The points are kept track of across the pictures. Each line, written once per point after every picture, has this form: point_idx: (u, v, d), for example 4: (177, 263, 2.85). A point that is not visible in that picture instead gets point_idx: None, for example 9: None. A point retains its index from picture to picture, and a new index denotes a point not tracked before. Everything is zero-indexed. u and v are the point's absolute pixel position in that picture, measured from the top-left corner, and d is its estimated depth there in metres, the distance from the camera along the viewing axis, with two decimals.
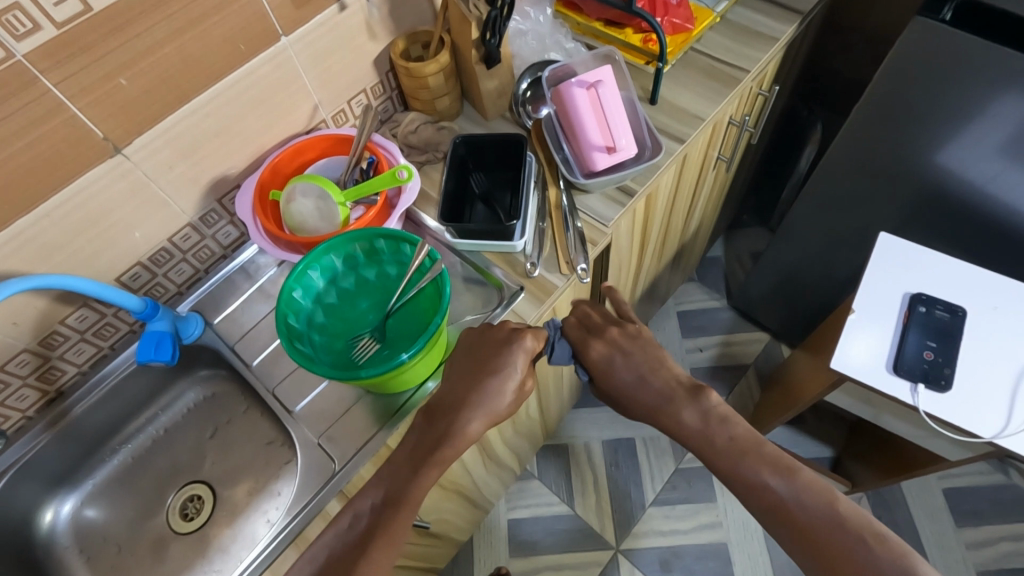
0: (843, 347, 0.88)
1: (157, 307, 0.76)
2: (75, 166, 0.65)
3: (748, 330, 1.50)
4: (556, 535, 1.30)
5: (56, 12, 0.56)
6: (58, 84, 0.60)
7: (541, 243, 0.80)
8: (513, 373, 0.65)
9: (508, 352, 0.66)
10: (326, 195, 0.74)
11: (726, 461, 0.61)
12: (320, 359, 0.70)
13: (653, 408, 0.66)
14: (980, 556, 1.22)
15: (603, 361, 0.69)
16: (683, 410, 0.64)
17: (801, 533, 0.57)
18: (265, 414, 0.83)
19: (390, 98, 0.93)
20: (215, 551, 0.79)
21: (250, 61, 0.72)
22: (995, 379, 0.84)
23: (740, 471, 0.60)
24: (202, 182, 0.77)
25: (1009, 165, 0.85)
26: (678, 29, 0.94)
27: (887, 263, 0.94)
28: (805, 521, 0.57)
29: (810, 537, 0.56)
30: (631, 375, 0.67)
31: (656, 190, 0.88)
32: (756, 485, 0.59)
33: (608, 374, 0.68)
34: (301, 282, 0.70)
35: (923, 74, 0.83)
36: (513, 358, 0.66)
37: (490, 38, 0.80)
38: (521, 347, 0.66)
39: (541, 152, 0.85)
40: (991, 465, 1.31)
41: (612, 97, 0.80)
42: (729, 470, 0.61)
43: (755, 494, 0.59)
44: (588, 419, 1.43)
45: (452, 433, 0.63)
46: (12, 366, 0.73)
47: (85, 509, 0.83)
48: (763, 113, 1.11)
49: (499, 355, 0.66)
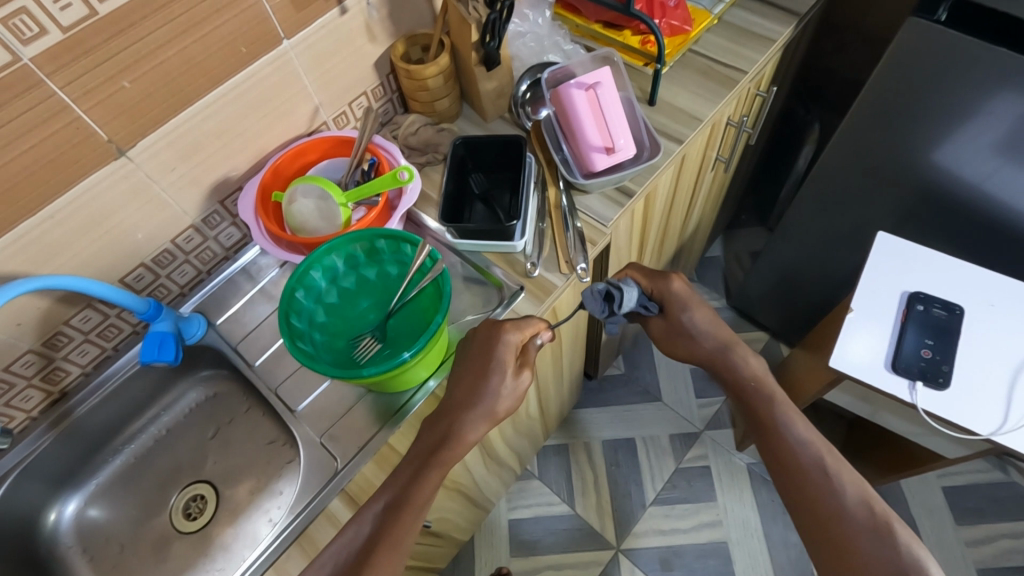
0: (841, 346, 0.89)
1: (160, 308, 0.77)
2: (80, 168, 0.66)
3: (747, 329, 1.51)
4: (557, 535, 1.31)
5: (61, 16, 0.57)
6: (62, 87, 0.60)
7: (541, 243, 0.80)
8: (509, 364, 0.65)
9: (499, 344, 0.65)
10: (327, 196, 0.75)
11: (772, 420, 0.69)
12: (322, 358, 0.70)
13: (715, 351, 0.73)
14: (979, 553, 1.22)
15: (683, 296, 0.73)
16: (748, 358, 0.72)
17: (811, 502, 0.64)
18: (267, 413, 0.84)
19: (391, 100, 0.93)
20: (217, 549, 0.80)
21: (251, 63, 0.73)
22: (992, 377, 0.84)
23: (782, 431, 0.69)
24: (204, 183, 0.78)
25: (1004, 164, 0.86)
26: (676, 31, 0.95)
27: (884, 262, 0.95)
28: (819, 491, 0.64)
29: (834, 508, 0.63)
30: (703, 313, 0.73)
31: (654, 190, 0.88)
32: (794, 447, 0.67)
33: (683, 309, 0.73)
34: (303, 282, 0.71)
35: (919, 75, 0.83)
36: (506, 350, 0.65)
37: (490, 40, 0.80)
38: (509, 338, 0.66)
39: (541, 152, 0.85)
40: (991, 462, 1.31)
41: (611, 98, 0.80)
42: (770, 429, 0.69)
43: (784, 457, 0.68)
44: (589, 419, 1.43)
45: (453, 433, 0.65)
46: (17, 367, 0.73)
47: (88, 509, 0.83)
48: (761, 113, 1.12)
49: (491, 349, 0.66)
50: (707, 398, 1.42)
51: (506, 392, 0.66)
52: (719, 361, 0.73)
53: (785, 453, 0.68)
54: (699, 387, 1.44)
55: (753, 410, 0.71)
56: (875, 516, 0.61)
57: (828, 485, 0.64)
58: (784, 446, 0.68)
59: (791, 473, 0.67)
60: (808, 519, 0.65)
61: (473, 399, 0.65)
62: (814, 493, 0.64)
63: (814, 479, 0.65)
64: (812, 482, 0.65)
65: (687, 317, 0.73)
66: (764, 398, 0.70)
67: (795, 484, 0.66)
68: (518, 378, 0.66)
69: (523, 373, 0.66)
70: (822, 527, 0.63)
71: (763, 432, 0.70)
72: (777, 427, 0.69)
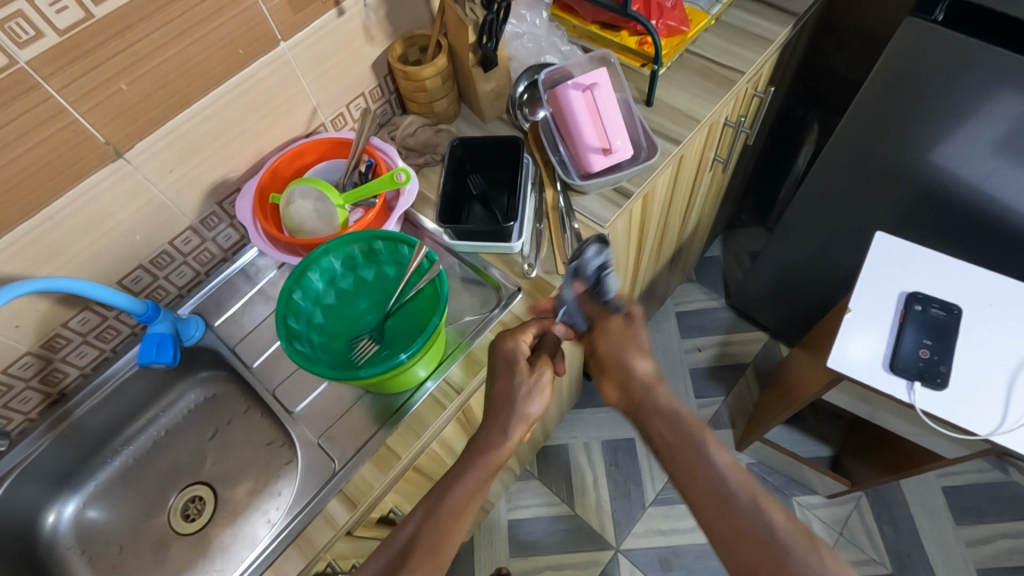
0: (839, 346, 0.89)
1: (157, 309, 0.77)
2: (77, 170, 0.66)
3: (747, 330, 1.51)
4: (556, 535, 1.31)
5: (58, 18, 0.57)
6: (60, 89, 0.61)
7: (539, 244, 0.80)
8: (521, 363, 0.66)
9: (507, 344, 0.67)
10: (324, 197, 0.75)
11: (693, 449, 0.58)
12: (320, 359, 0.71)
13: (651, 377, 0.63)
14: (979, 553, 1.22)
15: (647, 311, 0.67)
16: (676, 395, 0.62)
17: (743, 539, 0.53)
18: (266, 414, 0.84)
19: (388, 101, 0.93)
20: (216, 551, 0.80)
21: (249, 65, 0.73)
22: (991, 377, 0.84)
23: (702, 457, 0.57)
24: (202, 185, 0.78)
25: (1003, 163, 0.85)
26: (673, 32, 0.95)
27: (883, 261, 0.95)
28: (748, 522, 0.53)
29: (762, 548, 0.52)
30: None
31: (652, 191, 0.88)
32: (717, 479, 0.56)
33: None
34: (300, 283, 0.71)
35: (918, 75, 0.83)
36: (515, 348, 0.67)
37: (487, 41, 0.81)
38: (517, 338, 0.67)
39: (539, 153, 0.86)
40: (990, 462, 1.31)
41: (607, 98, 0.81)
42: (691, 461, 0.57)
43: (709, 491, 0.56)
44: (588, 419, 1.43)
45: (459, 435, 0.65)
46: (16, 368, 0.74)
47: (87, 510, 0.83)
48: (759, 113, 1.12)
49: (502, 350, 0.67)
50: (706, 398, 1.43)
51: (524, 392, 0.65)
52: (647, 396, 0.63)
53: (709, 486, 0.56)
54: (699, 388, 1.44)
55: (672, 442, 0.59)
56: (814, 545, 0.52)
57: (758, 515, 0.54)
58: (707, 476, 0.56)
59: (721, 508, 0.55)
60: (740, 564, 0.53)
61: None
62: (742, 525, 0.53)
63: (745, 513, 0.54)
64: (743, 513, 0.54)
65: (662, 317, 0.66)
66: (688, 421, 0.59)
67: (724, 522, 0.54)
68: (534, 375, 0.66)
69: (540, 369, 0.66)
70: (759, 570, 0.52)
71: (677, 466, 0.58)
72: (697, 454, 0.57)
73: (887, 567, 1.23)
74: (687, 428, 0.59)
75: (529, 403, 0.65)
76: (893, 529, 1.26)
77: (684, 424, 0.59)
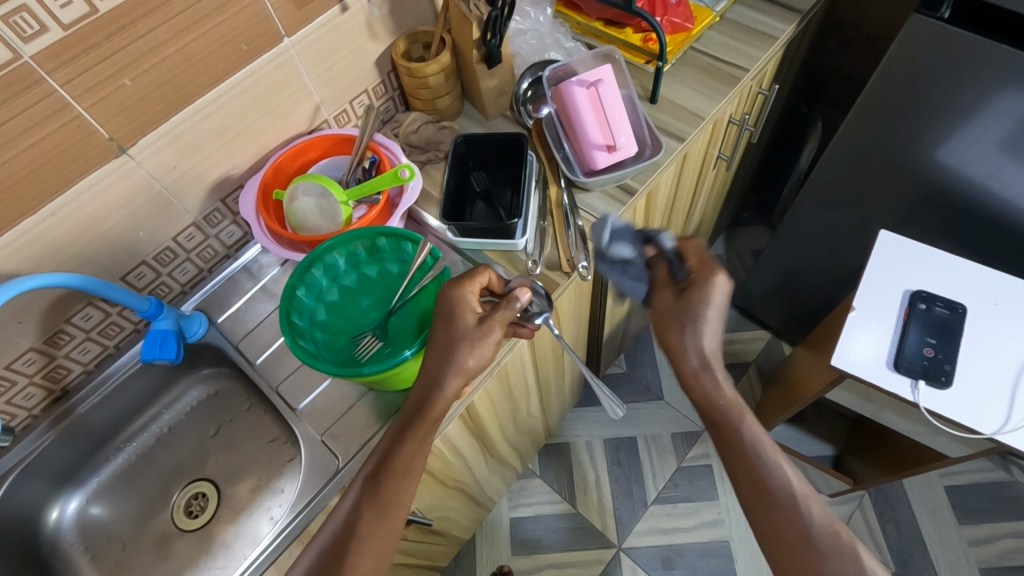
0: (843, 344, 0.89)
1: (161, 305, 0.77)
2: (80, 166, 0.66)
3: (749, 328, 1.51)
4: (557, 533, 1.31)
5: (61, 14, 0.57)
6: (63, 85, 0.60)
7: (543, 242, 0.80)
8: (466, 313, 0.65)
9: (451, 293, 0.65)
10: (328, 194, 0.75)
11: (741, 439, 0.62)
12: (323, 356, 0.71)
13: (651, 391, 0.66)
14: (982, 553, 1.22)
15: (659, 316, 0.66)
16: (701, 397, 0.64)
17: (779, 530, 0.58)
18: (268, 411, 0.84)
19: (392, 98, 0.93)
20: (219, 547, 0.79)
21: (252, 61, 0.73)
22: (996, 376, 0.84)
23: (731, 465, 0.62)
24: (206, 181, 0.78)
25: (1009, 162, 0.85)
26: (677, 29, 0.94)
27: (888, 259, 0.94)
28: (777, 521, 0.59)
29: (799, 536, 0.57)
30: (717, 317, 0.65)
31: (656, 189, 0.88)
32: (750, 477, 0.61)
33: (702, 303, 0.64)
34: (304, 280, 0.72)
35: (925, 73, 0.83)
36: (461, 298, 0.65)
37: (491, 37, 0.80)
38: (464, 287, 0.66)
39: (543, 151, 0.85)
40: (993, 461, 1.31)
41: (612, 95, 0.80)
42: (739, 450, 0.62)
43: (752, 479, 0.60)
44: (590, 417, 1.43)
45: (424, 401, 0.64)
46: (19, 365, 0.73)
47: (90, 507, 0.83)
48: (763, 111, 1.12)
49: (446, 300, 0.65)
50: None
51: (467, 341, 0.64)
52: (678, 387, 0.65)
53: (752, 478, 0.60)
54: None
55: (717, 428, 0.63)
56: None
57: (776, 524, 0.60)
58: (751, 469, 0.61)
59: (760, 497, 0.59)
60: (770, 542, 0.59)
61: (434, 360, 0.64)
62: (779, 520, 0.58)
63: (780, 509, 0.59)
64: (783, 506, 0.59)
65: (697, 311, 0.64)
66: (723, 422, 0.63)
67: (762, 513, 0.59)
68: (479, 327, 0.64)
69: (486, 322, 0.65)
70: (787, 552, 0.57)
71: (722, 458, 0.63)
72: (746, 447, 0.61)
73: (889, 567, 1.22)
74: (730, 421, 0.62)
75: (471, 355, 0.63)
76: (895, 528, 1.26)
77: (729, 413, 0.63)
